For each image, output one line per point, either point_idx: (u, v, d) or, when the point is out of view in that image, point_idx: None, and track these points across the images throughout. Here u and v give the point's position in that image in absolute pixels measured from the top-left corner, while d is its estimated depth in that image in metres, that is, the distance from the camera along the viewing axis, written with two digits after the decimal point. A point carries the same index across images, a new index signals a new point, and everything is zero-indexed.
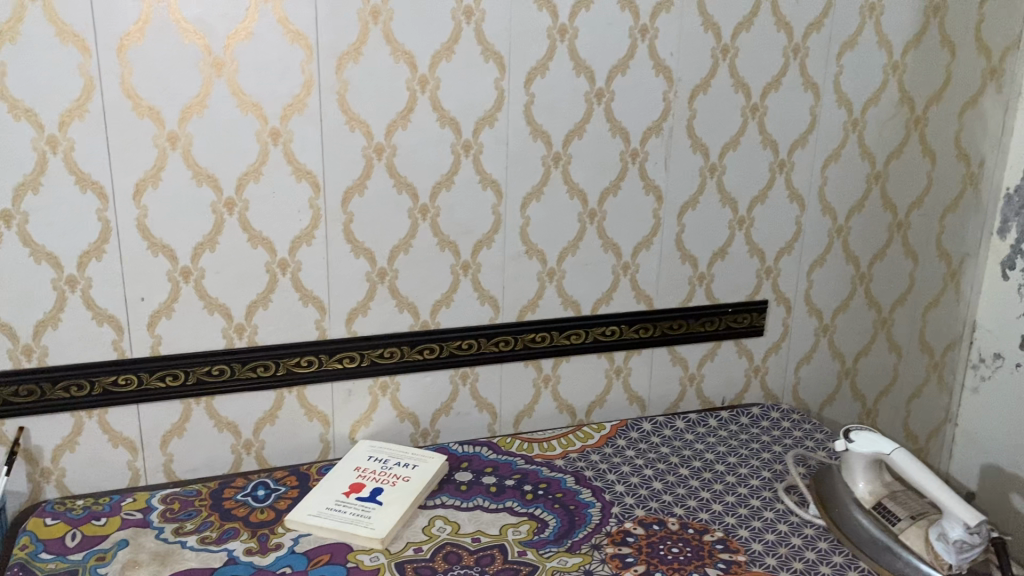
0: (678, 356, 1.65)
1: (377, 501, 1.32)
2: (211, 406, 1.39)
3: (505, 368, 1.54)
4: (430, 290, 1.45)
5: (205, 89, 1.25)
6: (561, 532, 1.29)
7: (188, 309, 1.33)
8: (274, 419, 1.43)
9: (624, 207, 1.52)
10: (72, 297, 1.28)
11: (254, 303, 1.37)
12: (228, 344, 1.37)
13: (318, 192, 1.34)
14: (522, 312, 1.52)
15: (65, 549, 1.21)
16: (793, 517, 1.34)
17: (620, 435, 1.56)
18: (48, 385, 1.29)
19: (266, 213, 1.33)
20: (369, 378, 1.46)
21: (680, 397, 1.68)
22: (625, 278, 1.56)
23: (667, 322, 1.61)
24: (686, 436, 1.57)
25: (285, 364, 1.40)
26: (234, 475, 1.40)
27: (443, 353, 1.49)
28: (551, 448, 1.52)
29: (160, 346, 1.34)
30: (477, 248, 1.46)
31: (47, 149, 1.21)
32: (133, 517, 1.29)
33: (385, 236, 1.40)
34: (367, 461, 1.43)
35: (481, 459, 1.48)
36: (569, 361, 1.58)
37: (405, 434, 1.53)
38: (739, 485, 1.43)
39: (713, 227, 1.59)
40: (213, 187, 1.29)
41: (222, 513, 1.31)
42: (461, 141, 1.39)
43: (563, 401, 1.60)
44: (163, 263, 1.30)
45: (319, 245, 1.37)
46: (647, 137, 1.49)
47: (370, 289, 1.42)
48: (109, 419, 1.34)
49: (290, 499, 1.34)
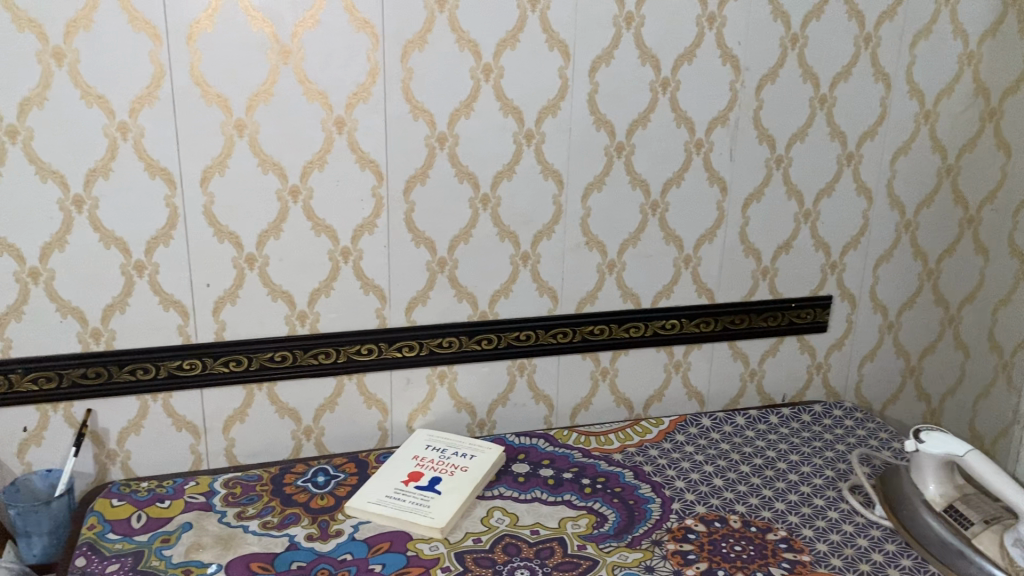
0: (739, 351, 1.62)
1: (436, 490, 1.32)
2: (273, 392, 1.40)
3: (563, 360, 1.53)
4: (489, 280, 1.45)
5: (272, 77, 1.25)
6: (620, 527, 1.27)
7: (252, 295, 1.34)
8: (334, 406, 1.44)
9: (687, 199, 1.49)
10: (140, 282, 1.29)
11: (317, 290, 1.37)
12: (290, 331, 1.38)
13: (380, 181, 1.34)
14: (581, 304, 1.50)
15: (131, 530, 1.23)
16: (859, 518, 1.31)
17: (679, 430, 1.54)
18: (115, 368, 1.32)
19: (329, 200, 1.33)
20: (427, 367, 1.46)
21: (740, 393, 1.66)
22: (686, 270, 1.54)
23: (729, 316, 1.59)
24: (746, 433, 1.55)
25: (345, 352, 1.41)
26: (294, 461, 1.41)
27: (501, 343, 1.48)
28: (608, 441, 1.51)
29: (224, 331, 1.35)
30: (538, 239, 1.44)
31: (118, 136, 1.22)
32: (197, 500, 1.31)
33: (446, 226, 1.39)
34: (425, 450, 1.43)
35: (538, 451, 1.47)
36: (628, 354, 1.56)
37: (461, 424, 1.52)
38: (802, 484, 1.40)
39: (777, 220, 1.55)
40: (279, 175, 1.30)
41: (283, 498, 1.32)
42: (524, 130, 1.38)
43: (620, 394, 1.59)
44: (229, 249, 1.31)
45: (381, 234, 1.37)
46: (713, 127, 1.46)
47: (430, 279, 1.41)
48: (174, 403, 1.36)
49: (350, 486, 1.35)
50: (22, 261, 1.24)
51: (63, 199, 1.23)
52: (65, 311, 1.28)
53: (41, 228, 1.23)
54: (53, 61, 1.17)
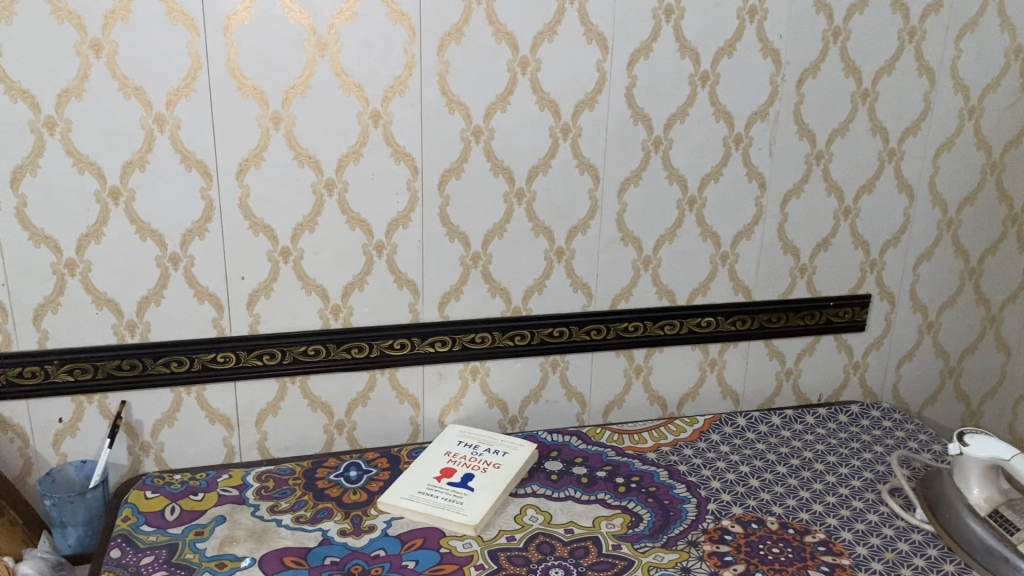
0: (775, 350, 1.60)
1: (469, 487, 1.31)
2: (306, 386, 1.39)
3: (596, 357, 1.51)
4: (524, 275, 1.43)
5: (309, 69, 1.24)
6: (655, 527, 1.26)
7: (286, 289, 1.34)
8: (366, 400, 1.43)
9: (725, 195, 1.47)
10: (175, 275, 1.29)
11: (351, 284, 1.36)
12: (323, 325, 1.37)
13: (415, 174, 1.33)
14: (616, 300, 1.49)
15: (165, 523, 1.24)
16: (899, 521, 1.28)
17: (714, 430, 1.52)
18: (150, 360, 1.32)
19: (364, 194, 1.32)
20: (460, 362, 1.45)
21: (776, 392, 1.63)
22: (723, 267, 1.52)
23: (765, 314, 1.56)
24: (783, 433, 1.52)
25: (378, 346, 1.40)
26: (327, 455, 1.41)
27: (535, 340, 1.47)
28: (642, 440, 1.49)
29: (258, 324, 1.35)
30: (573, 234, 1.43)
31: (155, 128, 1.22)
32: (230, 493, 1.31)
33: (481, 221, 1.38)
34: (457, 446, 1.42)
35: (571, 449, 1.46)
36: (662, 352, 1.54)
37: (493, 420, 1.51)
38: (840, 485, 1.37)
39: (816, 217, 1.53)
40: (314, 169, 1.29)
41: (315, 492, 1.31)
42: (560, 124, 1.36)
43: (654, 392, 1.57)
44: (264, 242, 1.31)
45: (415, 228, 1.36)
46: (752, 122, 1.44)
47: (463, 274, 1.40)
48: (207, 395, 1.36)
49: (382, 482, 1.34)
50: (59, 252, 1.24)
51: (100, 191, 1.23)
52: (101, 303, 1.28)
53: (77, 220, 1.23)
54: (91, 53, 1.17)
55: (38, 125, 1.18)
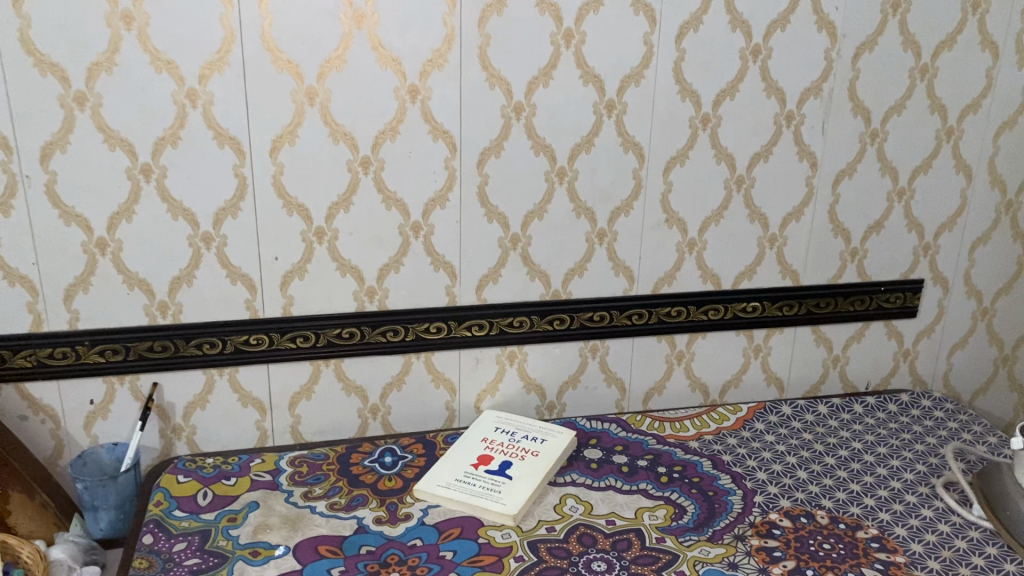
0: (823, 336, 1.54)
1: (507, 475, 1.27)
2: (340, 369, 1.36)
3: (637, 342, 1.47)
4: (564, 258, 1.38)
5: (346, 43, 1.20)
6: (700, 520, 1.22)
7: (321, 270, 1.30)
8: (401, 385, 1.39)
9: (775, 175, 1.41)
10: (207, 255, 1.26)
11: (386, 266, 1.32)
12: (358, 307, 1.33)
13: (454, 153, 1.28)
14: (658, 284, 1.44)
15: (198, 508, 1.22)
16: (955, 517, 1.23)
17: (758, 418, 1.47)
18: (181, 342, 1.29)
19: (401, 172, 1.28)
20: (497, 347, 1.41)
21: (822, 380, 1.58)
22: (771, 250, 1.46)
23: (813, 299, 1.51)
24: (830, 422, 1.47)
25: (414, 330, 1.36)
26: (361, 440, 1.38)
27: (574, 324, 1.42)
28: (684, 428, 1.44)
29: (292, 307, 1.31)
30: (615, 215, 1.38)
31: (187, 103, 1.18)
32: (263, 479, 1.28)
33: (521, 201, 1.33)
34: (494, 432, 1.38)
35: (611, 436, 1.41)
36: (705, 338, 1.49)
37: (530, 406, 1.47)
38: (892, 478, 1.32)
39: (869, 199, 1.46)
40: (350, 146, 1.25)
41: (350, 479, 1.29)
42: (605, 101, 1.30)
43: (696, 379, 1.52)
44: (298, 222, 1.27)
45: (453, 209, 1.31)
46: (805, 99, 1.37)
47: (502, 256, 1.36)
48: (240, 378, 1.33)
49: (418, 468, 1.31)
50: (90, 231, 1.21)
51: (131, 168, 1.20)
52: (132, 283, 1.25)
53: (109, 197, 1.20)
54: (122, 25, 1.13)
55: (68, 99, 1.15)
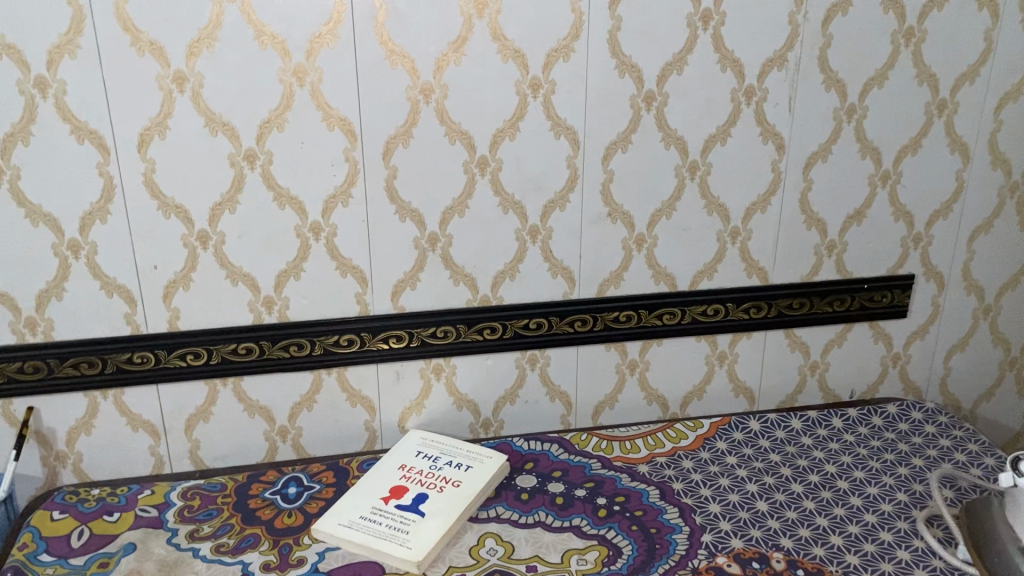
0: (797, 340, 1.36)
1: (419, 511, 1.12)
2: (240, 388, 1.21)
3: (582, 351, 1.30)
4: (491, 259, 1.21)
5: (216, 18, 1.03)
6: (636, 565, 1.05)
7: (208, 278, 1.15)
8: (312, 403, 1.25)
9: (735, 159, 1.23)
10: (76, 265, 1.11)
11: (285, 273, 1.16)
12: (256, 320, 1.18)
13: (354, 142, 1.11)
14: (603, 287, 1.26)
15: (68, 551, 1.08)
16: (935, 560, 1.05)
17: (720, 436, 1.30)
18: (55, 362, 1.14)
19: (293, 165, 1.11)
20: (420, 360, 1.25)
21: (799, 388, 1.40)
22: (733, 246, 1.28)
23: (785, 300, 1.32)
24: (802, 441, 1.29)
25: (322, 344, 1.21)
26: (266, 469, 1.24)
27: (508, 333, 1.26)
28: (634, 449, 1.27)
29: (178, 320, 1.16)
30: (549, 210, 1.20)
31: (36, 93, 1.02)
32: (148, 515, 1.14)
33: (437, 196, 1.16)
34: (414, 458, 1.23)
35: (549, 460, 1.25)
36: (661, 345, 1.32)
37: (463, 424, 1.31)
38: (866, 511, 1.14)
39: (847, 184, 1.27)
40: (230, 137, 1.08)
41: (245, 514, 1.14)
42: (529, 79, 1.13)
43: (652, 391, 1.35)
44: (177, 226, 1.11)
45: (357, 206, 1.15)
46: (767, 71, 1.18)
47: (419, 258, 1.19)
48: (127, 400, 1.19)
49: (323, 501, 1.16)
50: None
51: None
52: None
53: None
54: None
55: None
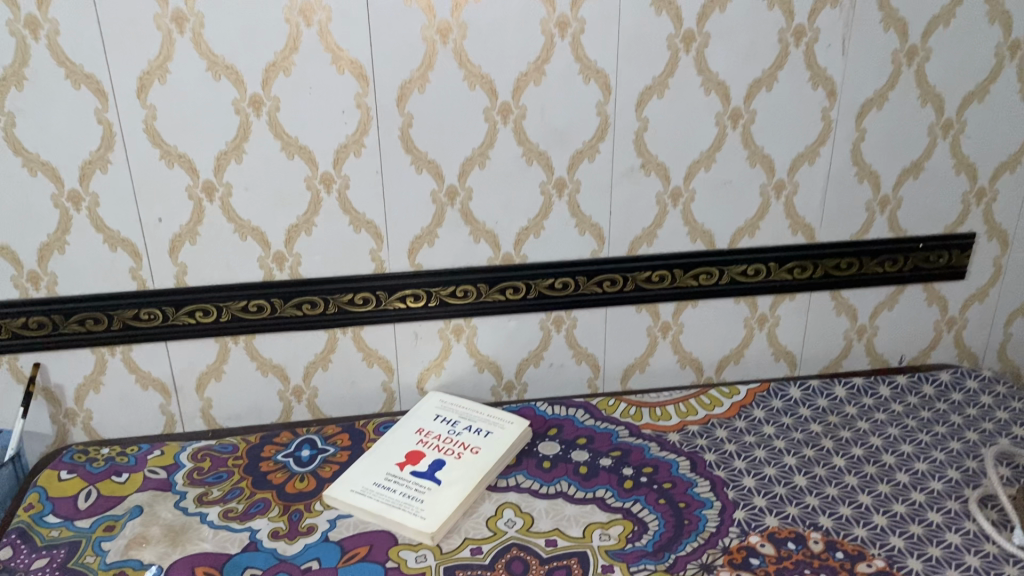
0: (844, 303, 1.27)
1: (435, 479, 1.07)
2: (252, 347, 1.16)
3: (611, 313, 1.22)
4: (514, 213, 1.14)
5: None
6: (662, 542, 0.98)
7: (215, 232, 1.09)
8: (327, 363, 1.19)
9: (781, 107, 1.13)
10: (78, 217, 1.06)
11: (296, 227, 1.10)
12: (266, 276, 1.12)
13: (366, 87, 1.04)
14: (635, 245, 1.18)
15: (74, 513, 1.04)
16: (988, 545, 0.96)
17: (757, 404, 1.22)
18: (60, 318, 1.10)
19: (301, 112, 1.04)
20: (440, 320, 1.18)
21: (844, 353, 1.31)
22: (777, 200, 1.18)
23: (832, 260, 1.23)
24: (847, 411, 1.21)
25: (336, 302, 1.15)
26: (279, 430, 1.19)
27: (532, 293, 1.19)
28: (665, 416, 1.20)
29: (185, 276, 1.11)
30: (577, 161, 1.12)
31: (27, 34, 0.96)
32: (157, 476, 1.11)
33: (456, 146, 1.08)
34: (432, 422, 1.17)
35: (574, 426, 1.19)
36: (696, 307, 1.23)
37: (485, 387, 1.25)
38: (913, 489, 1.06)
39: (904, 135, 1.17)
40: (234, 82, 1.01)
41: (255, 478, 1.10)
42: (555, 17, 1.03)
43: (686, 355, 1.27)
44: (181, 177, 1.05)
45: (370, 156, 1.07)
46: (819, 8, 1.07)
47: (437, 213, 1.12)
48: (135, 358, 1.15)
49: (337, 466, 1.12)
50: None
51: None
52: None
53: None
54: None
55: None
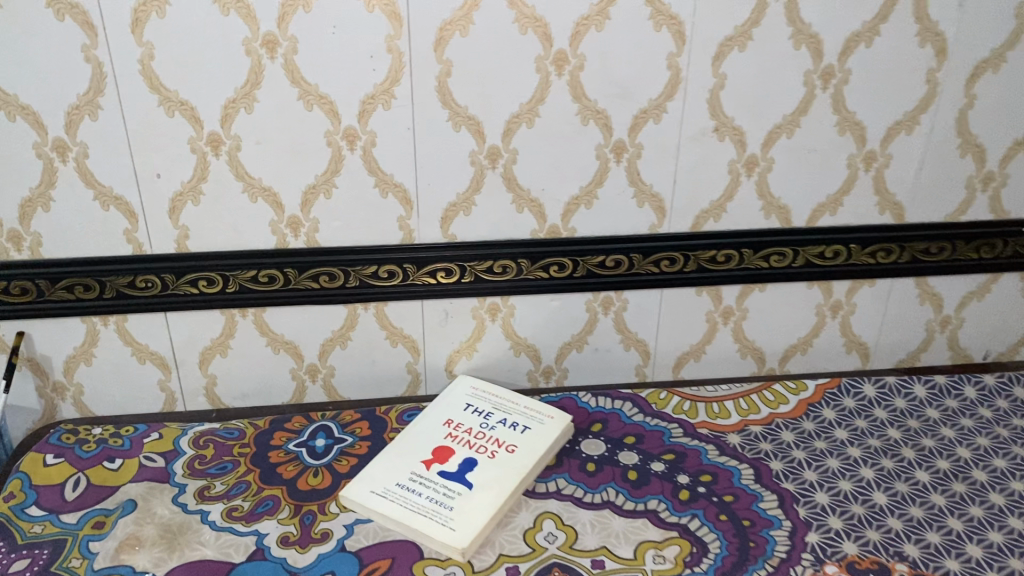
0: (929, 291, 1.12)
1: (466, 482, 0.94)
2: (262, 321, 1.03)
3: (667, 295, 1.08)
4: (564, 180, 0.99)
5: None
6: (725, 569, 0.86)
7: (221, 192, 0.95)
8: (346, 341, 1.06)
9: (881, 65, 0.96)
10: (63, 169, 0.92)
11: (313, 188, 0.96)
12: (279, 243, 0.99)
13: (399, 28, 0.88)
14: (700, 220, 1.03)
15: (60, 505, 0.93)
16: None
17: (827, 404, 1.09)
18: (45, 284, 0.97)
19: (322, 55, 0.88)
20: (474, 298, 1.05)
21: (923, 346, 1.17)
22: (866, 174, 1.03)
23: (922, 244, 1.08)
24: (928, 415, 1.07)
25: (357, 275, 1.01)
26: (292, 414, 1.07)
27: (579, 271, 1.04)
28: (724, 414, 1.07)
29: (187, 240, 0.97)
30: (639, 122, 0.96)
31: None
32: (154, 465, 0.98)
33: (501, 100, 0.93)
34: (463, 412, 1.04)
35: (621, 421, 1.06)
36: (763, 291, 1.09)
37: (520, 371, 1.12)
38: (1010, 513, 0.93)
39: (1020, 102, 1.01)
40: (245, 17, 0.86)
41: (263, 470, 0.98)
42: None
43: (747, 343, 1.13)
44: (183, 127, 0.91)
45: (402, 109, 0.92)
46: None
47: (476, 177, 0.97)
48: (131, 329, 1.02)
49: (356, 459, 0.99)
50: None
51: None
52: None
53: None
54: None
55: None
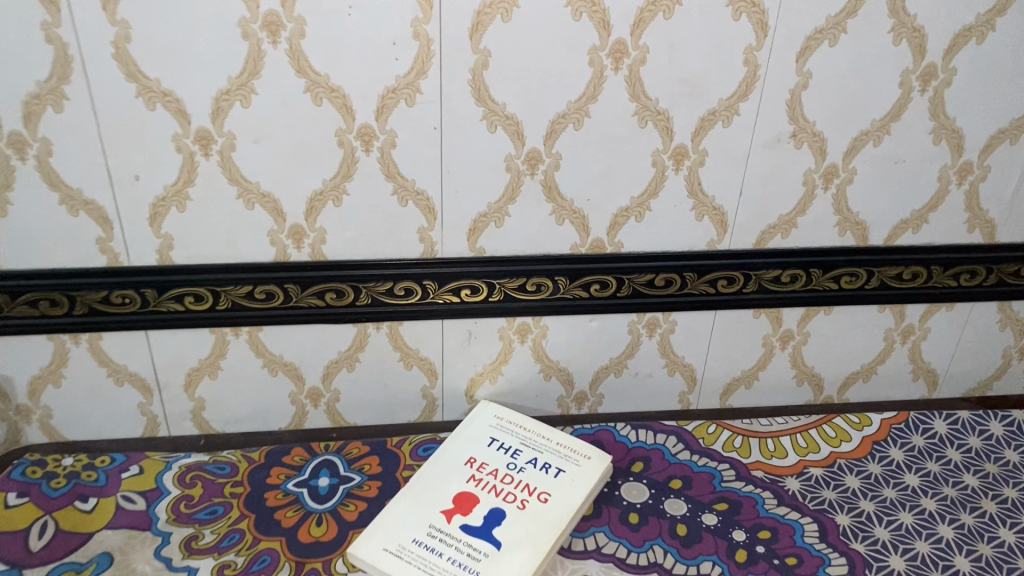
0: (1012, 316, 1.00)
1: (491, 539, 0.81)
2: (259, 341, 0.90)
3: (721, 317, 0.95)
4: (613, 189, 0.85)
5: None
6: None
7: (211, 197, 0.80)
8: (354, 363, 0.93)
9: (992, 65, 0.82)
10: (23, 168, 0.77)
11: (321, 195, 0.81)
12: (280, 255, 0.84)
13: (428, 11, 0.73)
14: (765, 236, 0.90)
15: (24, 558, 0.78)
16: None
17: (893, 443, 0.97)
18: (4, 299, 0.83)
19: (335, 40, 0.73)
20: (503, 318, 0.91)
21: (997, 374, 1.05)
22: (958, 188, 0.89)
23: (1012, 265, 0.95)
24: (1007, 461, 0.95)
25: (370, 292, 0.87)
26: (292, 445, 0.94)
27: (624, 291, 0.91)
28: (779, 453, 0.95)
29: (172, 250, 0.83)
30: (706, 126, 0.82)
31: None
32: (133, 508, 0.85)
33: (546, 98, 0.79)
34: (487, 449, 0.92)
35: (664, 460, 0.94)
36: (829, 314, 0.96)
37: (550, 396, 0.99)
38: None
39: None
40: None
41: (259, 516, 0.85)
42: None
43: (805, 369, 1.01)
44: (166, 122, 0.76)
45: (428, 106, 0.78)
46: None
47: (512, 184, 0.83)
48: (106, 348, 0.88)
49: (365, 505, 0.86)
50: None
51: None
52: None
53: None
54: None
55: None
